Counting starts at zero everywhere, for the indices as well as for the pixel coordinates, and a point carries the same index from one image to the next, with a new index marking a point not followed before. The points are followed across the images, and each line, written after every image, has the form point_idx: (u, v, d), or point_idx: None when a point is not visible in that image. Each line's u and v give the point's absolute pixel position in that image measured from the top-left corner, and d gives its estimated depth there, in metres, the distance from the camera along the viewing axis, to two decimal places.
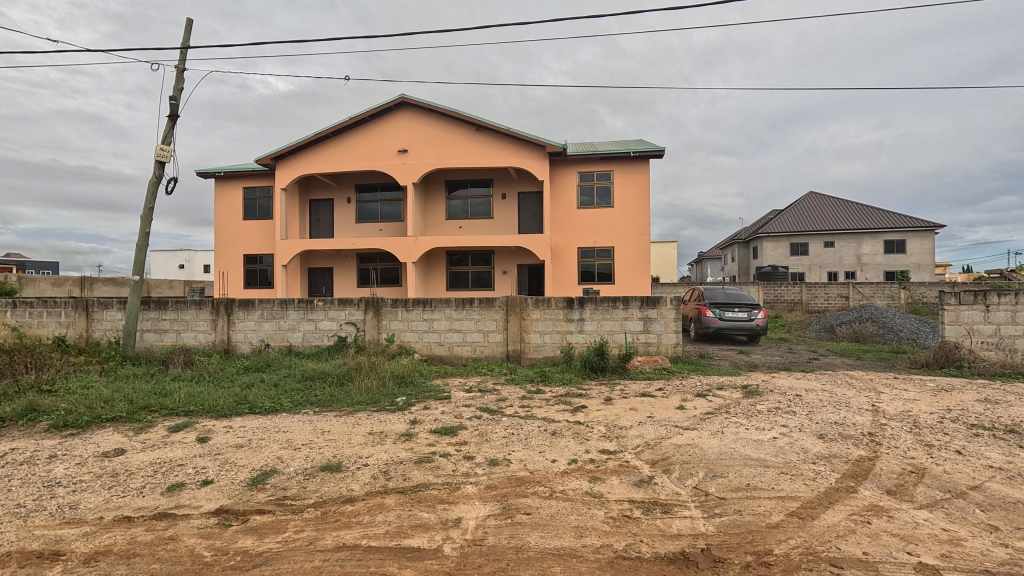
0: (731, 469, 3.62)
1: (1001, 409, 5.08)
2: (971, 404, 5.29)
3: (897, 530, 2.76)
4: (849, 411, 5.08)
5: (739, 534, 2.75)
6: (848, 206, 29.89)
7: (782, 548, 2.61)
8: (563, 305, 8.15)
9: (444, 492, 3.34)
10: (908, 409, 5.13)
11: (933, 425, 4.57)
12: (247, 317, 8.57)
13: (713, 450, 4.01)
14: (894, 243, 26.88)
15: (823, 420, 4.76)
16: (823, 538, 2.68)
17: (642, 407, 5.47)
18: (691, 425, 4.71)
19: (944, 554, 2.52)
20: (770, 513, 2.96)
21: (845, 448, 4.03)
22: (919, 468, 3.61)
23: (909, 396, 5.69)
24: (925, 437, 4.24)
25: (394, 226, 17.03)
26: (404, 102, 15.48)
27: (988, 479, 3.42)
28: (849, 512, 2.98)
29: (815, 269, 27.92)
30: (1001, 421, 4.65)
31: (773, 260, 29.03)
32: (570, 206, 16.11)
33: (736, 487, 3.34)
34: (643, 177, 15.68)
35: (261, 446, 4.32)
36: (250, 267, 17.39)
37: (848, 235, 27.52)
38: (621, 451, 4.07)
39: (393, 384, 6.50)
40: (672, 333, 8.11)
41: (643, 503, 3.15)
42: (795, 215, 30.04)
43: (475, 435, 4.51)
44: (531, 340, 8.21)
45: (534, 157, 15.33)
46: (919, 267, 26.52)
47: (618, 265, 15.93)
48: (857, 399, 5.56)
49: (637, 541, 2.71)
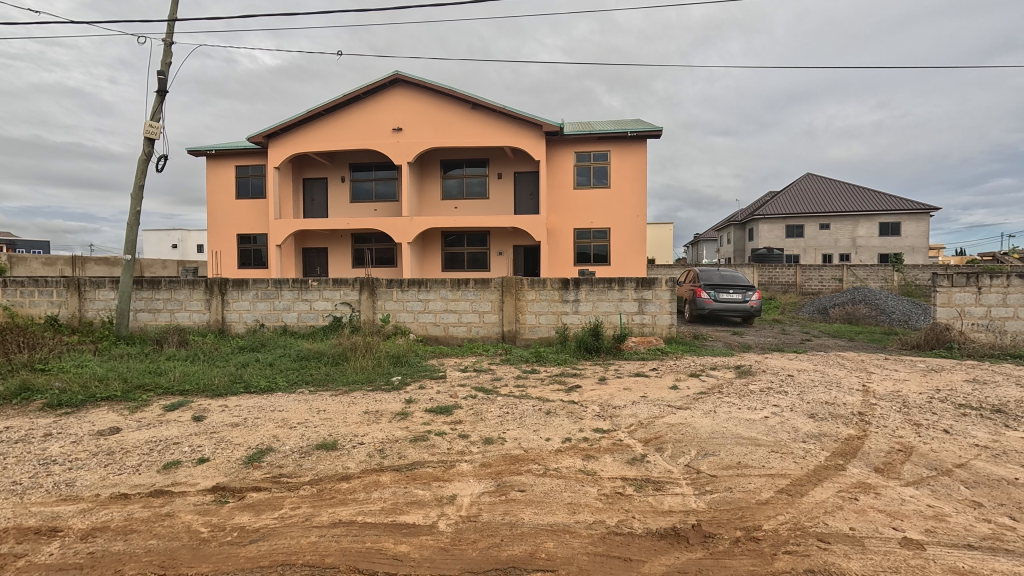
0: (722, 448, 3.67)
1: (989, 389, 5.16)
2: (959, 384, 5.36)
3: (883, 507, 2.81)
4: (840, 391, 5.15)
5: (730, 510, 2.80)
6: (844, 188, 29.89)
7: (771, 523, 2.66)
8: (558, 286, 8.15)
9: (439, 470, 3.37)
10: (898, 389, 5.18)
11: (922, 405, 4.64)
12: (241, 297, 8.52)
13: (705, 429, 4.05)
14: (889, 226, 27.03)
15: (814, 400, 4.82)
16: (811, 514, 2.73)
17: (636, 386, 5.53)
18: (684, 404, 4.76)
19: (928, 530, 2.58)
20: (760, 491, 3.01)
21: (835, 426, 4.09)
22: (906, 447, 3.67)
23: (899, 376, 5.79)
24: (914, 417, 4.30)
25: (389, 206, 16.88)
26: (398, 79, 15.17)
27: (973, 457, 3.48)
28: (837, 488, 3.04)
29: (810, 251, 27.99)
30: (989, 401, 4.72)
31: (768, 243, 29.01)
32: (566, 186, 15.98)
33: (728, 465, 3.39)
34: (640, 157, 15.56)
35: (257, 425, 4.34)
36: (244, 247, 17.28)
37: (844, 217, 27.54)
38: (615, 430, 4.12)
39: (388, 363, 6.51)
40: (667, 315, 8.16)
41: (636, 481, 3.20)
42: (793, 197, 29.97)
43: (470, 414, 4.55)
44: (526, 320, 8.23)
45: (530, 137, 15.13)
46: (913, 249, 26.71)
47: (614, 247, 15.93)
48: (848, 379, 5.64)
49: (629, 517, 2.76)
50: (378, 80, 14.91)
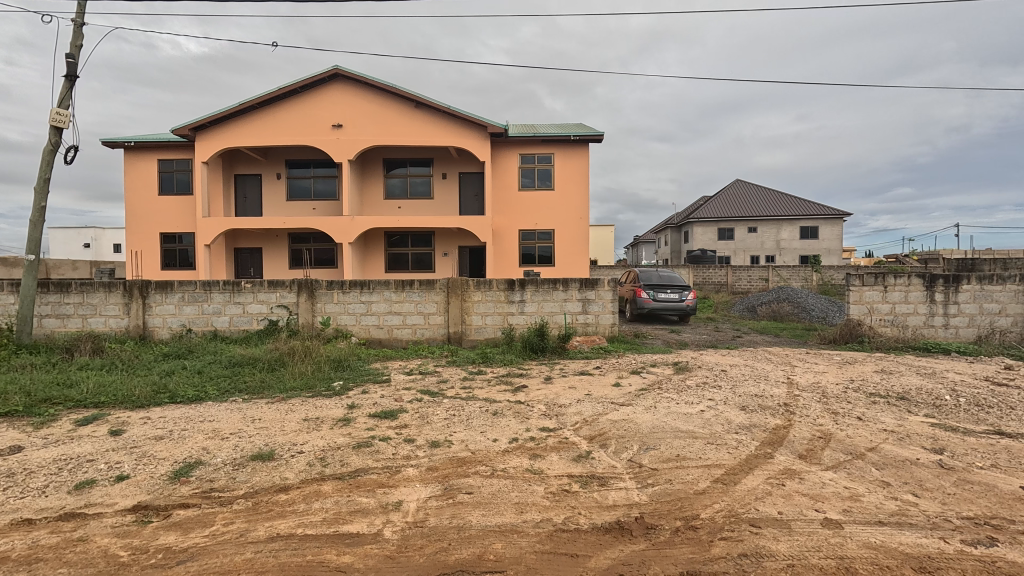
0: (662, 442, 3.82)
1: (893, 378, 5.68)
2: (869, 374, 5.88)
3: (807, 491, 3.02)
4: (768, 383, 5.50)
5: (670, 502, 2.91)
6: (769, 194, 31.96)
7: (707, 512, 2.79)
8: (504, 287, 8.18)
9: (384, 476, 3.29)
10: (818, 380, 5.59)
11: (838, 394, 5.04)
12: (166, 301, 7.94)
13: (647, 424, 4.20)
14: (808, 229, 29.16)
15: (745, 393, 5.12)
16: (744, 501, 2.89)
17: (580, 385, 5.64)
18: (626, 401, 4.91)
19: (845, 509, 2.80)
20: (697, 481, 3.16)
21: (763, 417, 4.36)
22: (826, 434, 3.97)
23: (818, 368, 6.26)
24: (832, 406, 4.66)
25: (329, 205, 16.30)
26: (337, 74, 14.69)
27: (882, 440, 3.82)
28: (766, 475, 3.23)
29: (739, 253, 29.69)
30: (895, 389, 5.20)
31: (702, 245, 30.52)
32: (511, 187, 16.07)
33: (668, 458, 3.53)
34: (582, 161, 15.93)
35: (184, 437, 4.05)
36: (168, 247, 16.11)
37: (769, 221, 29.44)
38: (561, 428, 4.18)
39: (329, 368, 6.28)
40: (609, 314, 8.40)
41: (581, 477, 3.26)
42: (724, 201, 31.70)
43: (416, 417, 4.47)
44: (472, 321, 8.20)
45: (475, 138, 15.10)
46: (829, 252, 28.95)
47: (558, 248, 16.19)
48: (774, 372, 6.03)
49: (575, 513, 2.81)
50: (316, 74, 14.37)
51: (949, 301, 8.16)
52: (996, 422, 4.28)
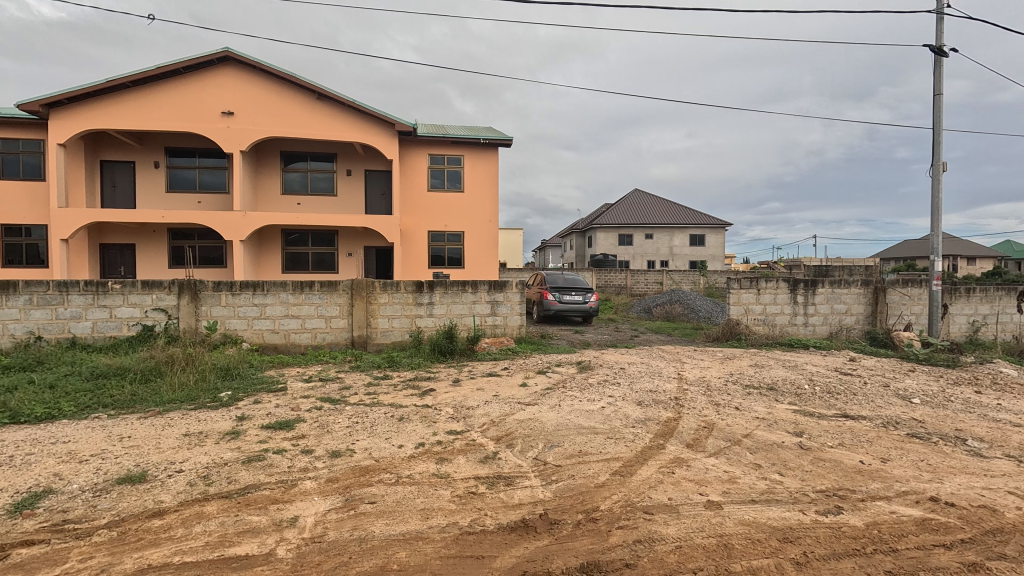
0: (566, 438, 3.96)
1: (764, 371, 6.39)
2: (745, 368, 6.55)
3: (693, 476, 3.30)
4: (661, 379, 5.93)
5: (572, 496, 3.03)
6: (664, 203, 34.50)
7: (606, 503, 2.94)
8: (412, 289, 8.00)
9: (278, 491, 3.06)
10: (703, 375, 6.13)
11: (720, 387, 5.57)
12: (7, 304, 6.78)
13: (551, 422, 4.33)
14: (696, 237, 31.90)
15: (641, 389, 5.47)
16: (639, 490, 3.09)
17: (488, 386, 5.68)
18: (532, 400, 5.03)
19: (725, 491, 3.09)
20: (597, 474, 3.31)
21: (657, 411, 4.69)
22: (709, 423, 4.36)
23: (703, 364, 6.86)
24: (714, 398, 5.13)
25: (218, 199, 14.92)
26: (228, 56, 13.51)
27: (755, 427, 4.28)
28: (658, 465, 3.48)
29: (637, 258, 31.70)
30: (765, 381, 5.85)
31: (605, 249, 32.16)
32: (420, 187, 15.80)
33: (570, 454, 3.66)
34: (492, 164, 16.09)
35: (29, 463, 3.47)
36: (12, 241, 13.78)
37: (663, 229, 31.76)
38: (468, 430, 4.18)
39: (215, 377, 5.73)
40: (517, 316, 8.56)
41: (488, 478, 3.28)
42: (624, 209, 33.69)
43: (315, 427, 4.23)
44: (378, 324, 7.93)
45: (382, 135, 14.64)
46: (714, 258, 31.90)
47: (468, 250, 16.20)
48: (667, 369, 6.51)
49: (481, 515, 2.82)
50: (202, 54, 13.10)
51: (808, 302, 9.34)
52: (843, 407, 4.98)
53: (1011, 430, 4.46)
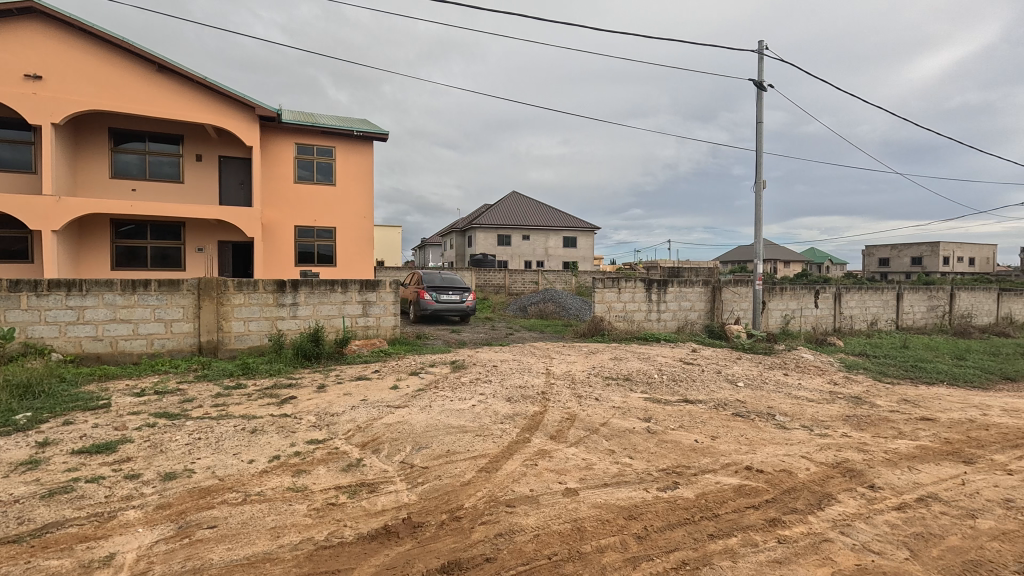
0: (434, 439, 3.93)
1: (622, 363, 6.98)
2: (606, 362, 7.10)
3: (554, 466, 3.48)
4: (530, 375, 6.18)
5: (437, 497, 3.02)
6: (539, 206, 36.01)
7: (470, 501, 2.98)
8: (273, 289, 7.37)
9: (90, 527, 2.61)
10: (569, 369, 6.51)
11: (582, 380, 5.96)
12: None
13: (421, 424, 4.28)
14: (569, 239, 33.82)
15: (511, 385, 5.64)
16: (502, 485, 3.18)
17: (356, 390, 5.43)
18: (402, 402, 4.92)
19: (581, 478, 3.31)
20: (463, 473, 3.34)
21: (524, 406, 4.87)
22: (571, 415, 4.64)
23: (569, 359, 7.29)
24: (577, 390, 5.48)
25: (21, 179, 12.32)
26: (34, 8, 11.22)
27: (611, 416, 4.65)
28: (523, 458, 3.61)
29: (515, 258, 32.69)
30: (622, 372, 6.39)
31: (484, 249, 32.62)
32: (285, 179, 14.61)
33: (438, 455, 3.65)
34: (366, 158, 15.45)
35: None
36: None
37: (539, 230, 33.15)
38: (331, 438, 3.96)
39: (8, 397, 4.71)
40: (391, 316, 8.33)
41: (349, 487, 3.14)
42: (502, 210, 34.53)
43: (145, 448, 3.68)
44: (232, 328, 7.16)
45: (239, 118, 13.26)
46: (584, 259, 34.11)
47: (340, 248, 15.36)
48: (536, 365, 6.80)
49: (340, 526, 2.69)
50: None
51: (661, 300, 10.41)
52: (684, 392, 5.63)
53: (807, 404, 5.42)
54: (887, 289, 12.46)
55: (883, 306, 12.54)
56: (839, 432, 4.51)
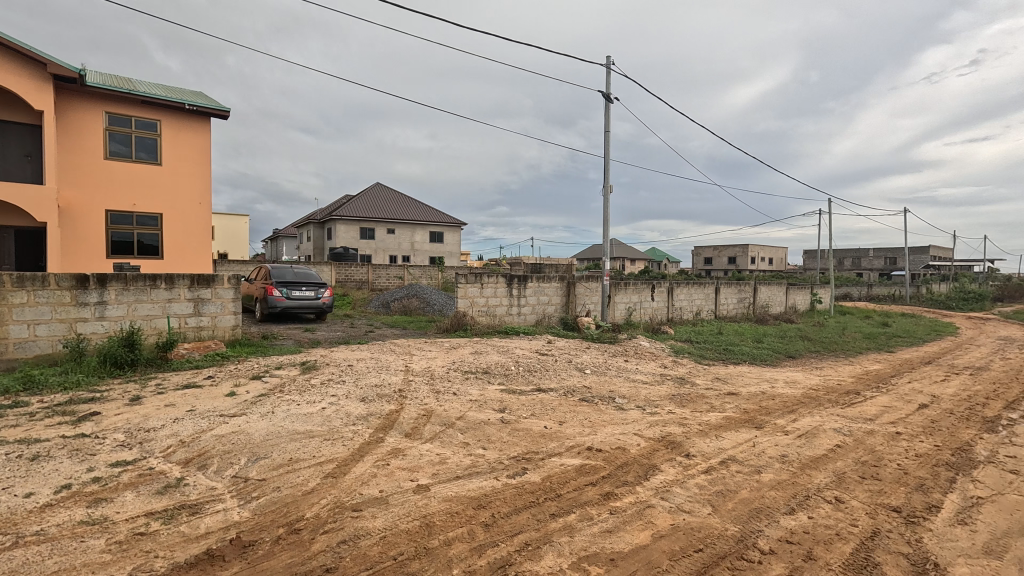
0: (275, 448, 3.61)
1: (482, 357, 7.13)
2: (466, 356, 7.19)
3: (406, 464, 3.42)
4: (388, 373, 6.00)
5: (274, 510, 2.77)
6: (405, 199, 35.16)
7: (313, 509, 2.79)
8: (70, 285, 6.14)
9: None
10: (428, 365, 6.47)
11: (442, 375, 5.96)
12: None
13: (260, 432, 3.90)
14: (436, 234, 33.59)
15: (366, 384, 5.42)
16: (350, 489, 3.03)
17: (182, 400, 4.76)
18: (240, 411, 4.43)
19: (434, 473, 3.30)
20: (307, 481, 3.12)
21: (379, 405, 4.71)
22: (428, 411, 4.61)
23: (430, 355, 7.24)
24: (436, 386, 5.46)
25: None
26: None
27: (468, 409, 4.72)
28: (374, 460, 3.48)
29: (379, 252, 31.52)
30: (481, 366, 6.52)
31: (345, 243, 30.87)
32: (93, 154, 12.23)
33: (279, 464, 3.36)
34: (202, 137, 13.63)
35: None
36: None
37: (405, 224, 32.37)
38: (145, 458, 3.41)
39: None
40: (230, 315, 7.46)
41: (165, 512, 2.73)
42: (365, 202, 33.03)
43: None
44: (9, 334, 5.79)
45: (24, 75, 10.75)
46: (451, 254, 34.18)
47: (168, 238, 13.36)
48: (395, 362, 6.63)
49: (150, 558, 2.33)
50: None
51: (521, 294, 10.84)
52: (538, 382, 5.94)
53: (642, 387, 6.08)
54: (708, 284, 14.48)
55: (705, 299, 14.57)
56: (665, 409, 5.14)
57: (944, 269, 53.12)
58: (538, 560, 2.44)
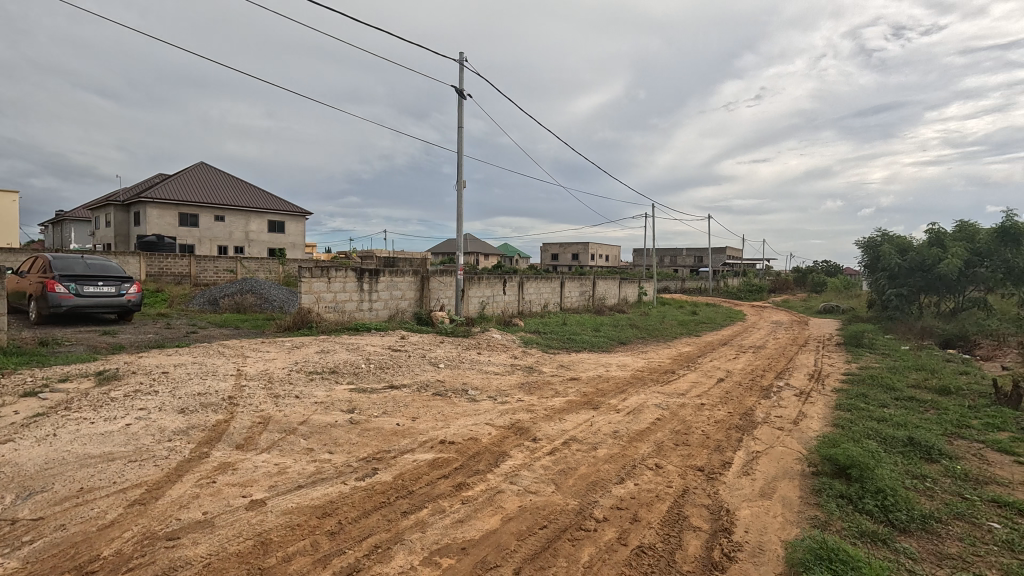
0: (59, 478, 2.94)
1: (329, 356, 6.69)
2: (311, 355, 6.68)
3: (237, 479, 3.06)
4: (215, 379, 5.29)
5: (56, 555, 2.26)
6: (237, 183, 31.32)
7: (112, 546, 2.34)
8: None
9: None
10: (265, 368, 5.86)
11: (282, 378, 5.45)
12: None
13: (35, 461, 3.14)
14: (275, 224, 30.58)
15: (187, 393, 4.70)
16: (164, 516, 2.61)
17: None
18: (3, 437, 3.51)
19: (271, 486, 3.01)
20: (104, 513, 2.61)
21: (204, 416, 4.13)
22: (265, 418, 4.18)
23: (268, 356, 6.57)
24: (274, 390, 4.97)
25: None
26: None
27: (312, 412, 4.39)
28: (196, 478, 3.04)
29: (205, 242, 27.65)
30: (328, 365, 6.12)
31: (159, 230, 26.43)
32: None
33: (64, 497, 2.75)
34: None
35: None
36: None
37: (237, 211, 28.85)
38: None
39: None
40: None
41: None
42: (185, 183, 28.64)
43: None
44: None
45: None
46: (293, 246, 31.45)
47: None
48: (224, 366, 5.88)
49: None
50: None
51: (372, 289, 10.40)
52: (390, 379, 5.78)
53: (493, 378, 6.29)
54: (554, 278, 15.51)
55: (552, 292, 15.60)
56: (515, 398, 5.39)
57: (735, 266, 64.42)
58: (388, 561, 2.37)
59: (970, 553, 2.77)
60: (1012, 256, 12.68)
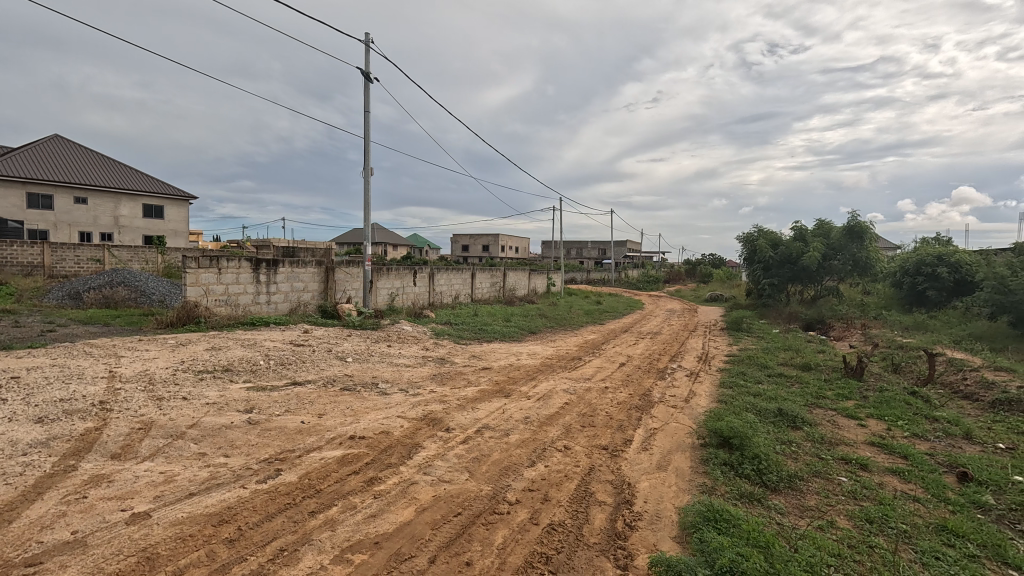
0: None
1: (221, 353, 6.16)
2: (200, 353, 6.11)
3: (113, 493, 2.74)
4: (81, 383, 4.65)
5: None
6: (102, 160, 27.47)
7: None
8: None
9: None
10: (145, 368, 5.26)
11: (165, 379, 4.93)
12: None
13: None
14: (152, 208, 27.31)
15: (44, 401, 4.08)
16: (21, 540, 2.27)
17: None
18: None
19: (156, 496, 2.73)
20: None
21: (68, 425, 3.62)
22: (146, 423, 3.76)
23: (148, 356, 5.91)
24: (156, 392, 4.48)
25: None
26: None
27: (203, 414, 4.03)
28: (61, 495, 2.68)
29: (62, 227, 24.01)
30: (220, 363, 5.63)
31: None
32: None
33: None
34: None
35: None
36: None
37: (103, 193, 25.33)
38: None
39: None
40: None
41: None
42: (34, 158, 24.59)
43: None
44: None
45: None
46: (175, 233, 28.36)
47: None
48: (93, 368, 5.18)
49: None
50: None
51: (269, 281, 9.70)
52: (293, 375, 5.47)
53: (404, 370, 6.19)
54: (464, 269, 15.48)
55: (462, 284, 15.56)
56: (427, 389, 5.34)
57: (635, 258, 68.57)
58: (295, 564, 2.27)
59: (824, 504, 3.24)
60: (857, 250, 14.80)
